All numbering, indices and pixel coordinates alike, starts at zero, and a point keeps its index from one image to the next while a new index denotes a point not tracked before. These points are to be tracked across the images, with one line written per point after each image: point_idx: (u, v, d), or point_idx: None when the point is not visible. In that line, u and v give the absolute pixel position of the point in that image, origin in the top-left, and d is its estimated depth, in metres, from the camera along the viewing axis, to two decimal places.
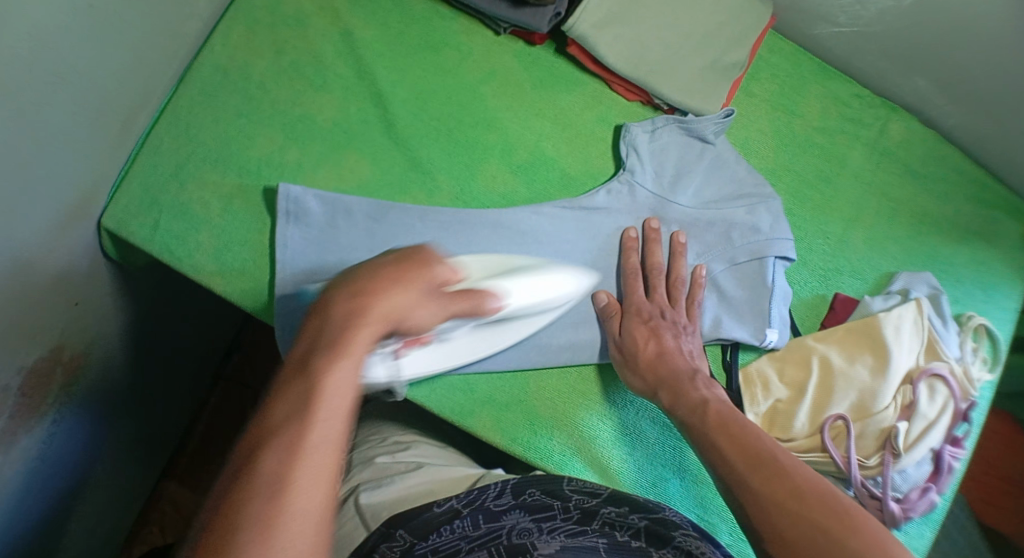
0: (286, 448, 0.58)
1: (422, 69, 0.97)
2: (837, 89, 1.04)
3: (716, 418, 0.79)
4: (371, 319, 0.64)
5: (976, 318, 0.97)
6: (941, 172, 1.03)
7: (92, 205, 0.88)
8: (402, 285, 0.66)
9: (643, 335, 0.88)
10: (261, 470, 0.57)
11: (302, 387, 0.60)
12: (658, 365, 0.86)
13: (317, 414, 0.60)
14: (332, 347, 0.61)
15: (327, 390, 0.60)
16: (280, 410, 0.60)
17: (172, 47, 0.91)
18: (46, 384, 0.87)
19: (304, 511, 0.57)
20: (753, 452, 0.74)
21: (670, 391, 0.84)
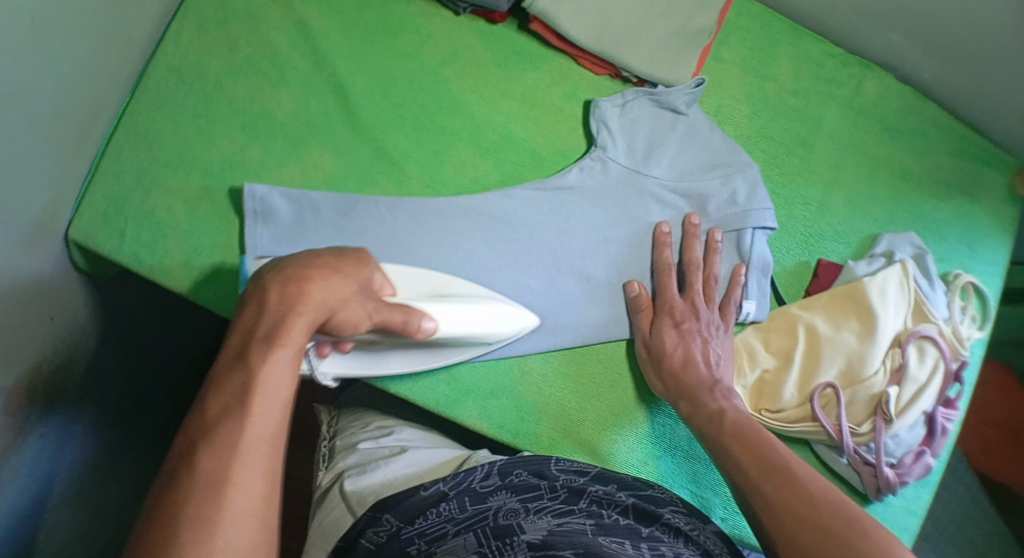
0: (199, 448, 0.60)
1: (381, 55, 0.94)
2: (810, 49, 1.01)
3: (726, 424, 0.81)
4: (304, 308, 0.67)
5: (963, 275, 0.95)
6: (920, 127, 1.01)
7: (55, 219, 0.86)
8: (340, 278, 0.70)
9: (672, 338, 0.87)
10: (202, 467, 0.58)
11: (210, 403, 0.62)
12: (682, 370, 0.86)
13: (201, 420, 0.61)
14: (243, 355, 0.64)
15: (220, 393, 0.62)
16: (215, 406, 0.62)
17: (122, 50, 0.89)
18: (28, 401, 0.86)
19: (239, 502, 0.58)
20: (767, 456, 0.76)
21: (688, 398, 0.85)
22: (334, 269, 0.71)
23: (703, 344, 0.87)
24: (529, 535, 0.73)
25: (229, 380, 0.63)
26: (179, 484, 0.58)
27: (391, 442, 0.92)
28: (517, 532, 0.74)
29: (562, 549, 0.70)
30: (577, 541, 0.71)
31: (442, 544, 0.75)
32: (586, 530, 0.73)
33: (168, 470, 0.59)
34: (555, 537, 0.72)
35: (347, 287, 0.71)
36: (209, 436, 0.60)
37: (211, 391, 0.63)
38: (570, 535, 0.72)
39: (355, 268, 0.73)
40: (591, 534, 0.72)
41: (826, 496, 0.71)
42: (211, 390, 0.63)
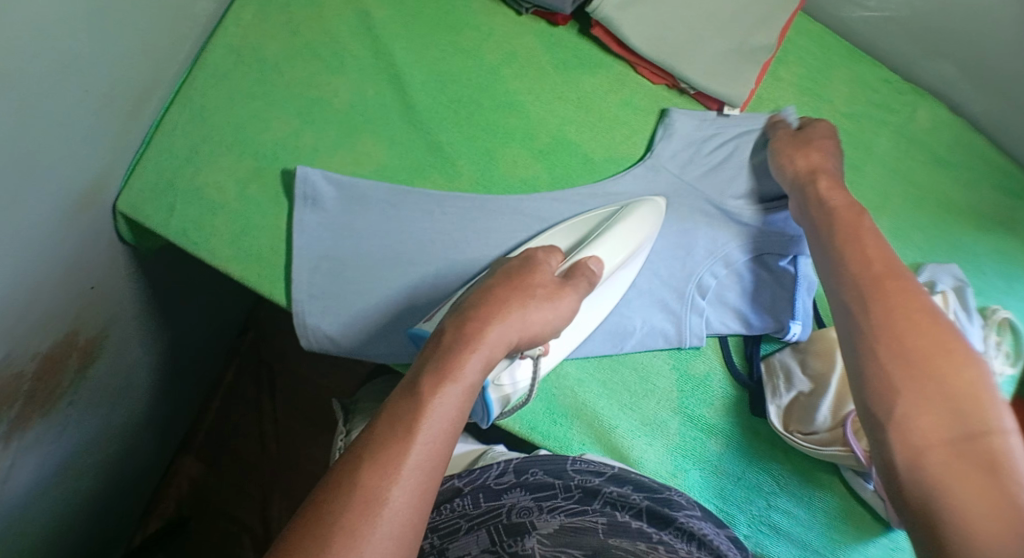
0: (321, 508, 0.61)
1: (440, 48, 0.94)
2: (866, 74, 1.01)
3: (907, 314, 0.71)
4: (481, 352, 0.71)
5: (1000, 312, 0.95)
6: (969, 161, 1.01)
7: (105, 190, 0.87)
8: (542, 302, 0.77)
9: (871, 243, 0.78)
10: (327, 548, 0.59)
11: (389, 445, 0.64)
12: (890, 269, 0.75)
13: (392, 485, 0.62)
14: (407, 421, 0.65)
15: (389, 454, 0.63)
16: (383, 471, 0.62)
17: (185, 25, 0.89)
18: (60, 366, 0.87)
19: (401, 532, 0.61)
20: (940, 370, 0.68)
21: (891, 300, 0.73)
22: (508, 305, 0.75)
23: (839, 186, 0.84)
24: (539, 534, 0.77)
25: (387, 427, 0.65)
26: (293, 530, 0.60)
27: None
28: (529, 530, 0.78)
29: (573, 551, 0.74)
30: (586, 543, 0.75)
31: (454, 541, 0.80)
32: (596, 531, 0.77)
33: (306, 514, 0.61)
34: (566, 537, 0.76)
35: (504, 334, 0.73)
36: (365, 468, 0.63)
37: (380, 426, 0.65)
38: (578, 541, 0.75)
39: (534, 280, 0.78)
40: (601, 536, 0.76)
41: (979, 433, 0.64)
42: (369, 437, 0.65)
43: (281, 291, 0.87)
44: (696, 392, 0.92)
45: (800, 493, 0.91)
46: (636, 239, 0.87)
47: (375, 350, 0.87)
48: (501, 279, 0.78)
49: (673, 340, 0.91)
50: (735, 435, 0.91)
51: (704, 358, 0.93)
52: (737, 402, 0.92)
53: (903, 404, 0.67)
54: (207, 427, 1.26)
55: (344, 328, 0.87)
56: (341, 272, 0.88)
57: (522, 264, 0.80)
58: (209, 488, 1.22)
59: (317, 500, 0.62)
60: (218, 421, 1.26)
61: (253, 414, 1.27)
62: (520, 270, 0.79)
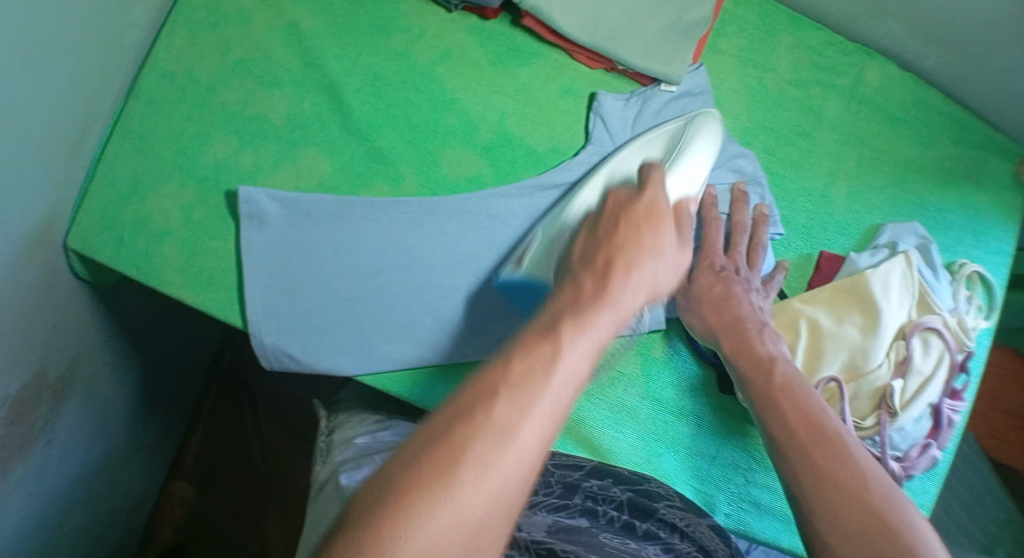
0: (507, 372, 0.57)
1: (373, 53, 0.93)
2: (809, 38, 0.99)
3: (831, 473, 0.70)
4: (656, 262, 0.69)
5: (969, 264, 0.94)
6: (923, 116, 0.98)
7: (53, 229, 0.86)
8: (659, 238, 0.71)
9: (792, 406, 0.77)
10: (495, 413, 0.55)
11: (581, 327, 0.61)
12: (815, 430, 0.74)
13: (581, 367, 0.59)
14: (599, 310, 0.63)
15: (583, 336, 0.60)
16: (574, 349, 0.59)
17: (116, 56, 0.88)
18: (32, 408, 0.87)
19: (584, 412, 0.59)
20: (871, 522, 0.65)
21: (819, 464, 0.71)
22: (644, 238, 0.70)
23: (753, 337, 0.84)
24: (529, 525, 0.75)
25: (583, 310, 0.62)
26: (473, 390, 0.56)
27: (387, 436, 0.89)
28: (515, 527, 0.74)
29: (570, 538, 0.72)
30: (577, 532, 0.74)
31: None
32: (584, 525, 0.76)
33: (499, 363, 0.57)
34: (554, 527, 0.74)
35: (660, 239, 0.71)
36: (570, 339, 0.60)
37: (572, 311, 0.62)
38: (566, 529, 0.74)
39: (660, 216, 0.73)
40: (589, 528, 0.76)
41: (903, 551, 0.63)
42: (563, 315, 0.62)
43: (236, 314, 0.87)
44: (663, 375, 0.91)
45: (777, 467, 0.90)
46: (708, 153, 0.87)
47: (336, 362, 0.86)
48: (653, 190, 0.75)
49: (634, 326, 0.90)
50: (707, 415, 0.90)
51: (667, 340, 0.92)
52: (706, 381, 0.91)
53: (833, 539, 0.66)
54: (194, 451, 1.25)
55: (303, 343, 0.86)
56: (294, 288, 0.87)
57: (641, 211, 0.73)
58: (202, 510, 1.22)
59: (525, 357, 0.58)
60: (204, 444, 1.26)
61: (239, 434, 1.27)
62: (637, 208, 0.73)
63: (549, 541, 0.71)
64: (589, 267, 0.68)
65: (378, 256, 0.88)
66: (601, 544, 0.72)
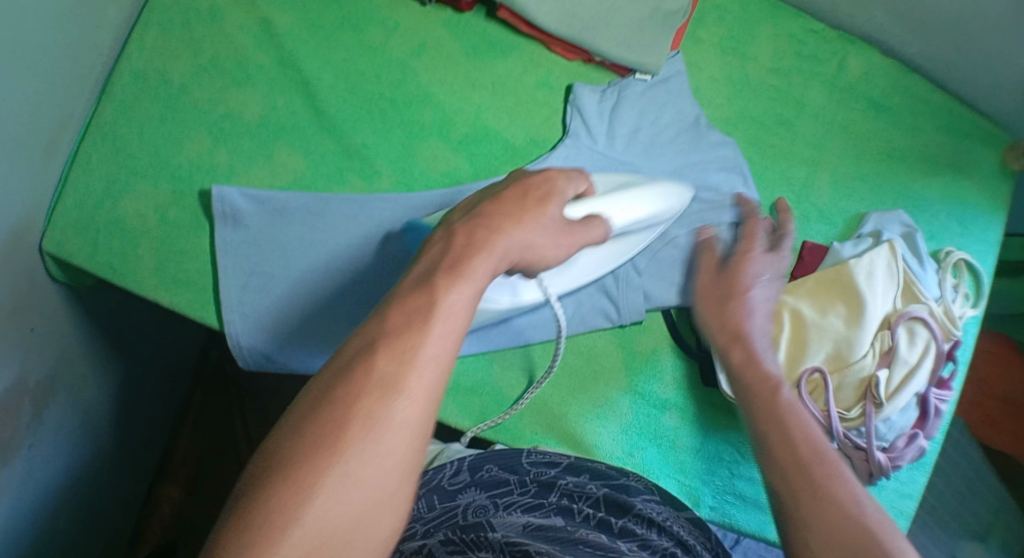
0: (309, 411, 0.52)
1: (347, 49, 0.92)
2: (790, 27, 0.98)
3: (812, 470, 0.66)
4: (489, 254, 0.61)
5: (956, 252, 0.93)
6: (907, 103, 0.97)
7: (28, 233, 0.85)
8: (518, 223, 0.64)
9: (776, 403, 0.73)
10: (303, 456, 0.51)
11: (398, 339, 0.55)
12: (813, 448, 0.67)
13: (400, 379, 0.53)
14: (421, 311, 0.56)
15: (399, 346, 0.54)
16: (389, 364, 0.54)
17: (88, 56, 0.87)
18: (13, 413, 0.86)
19: (401, 434, 0.53)
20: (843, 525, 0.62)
21: (793, 459, 0.67)
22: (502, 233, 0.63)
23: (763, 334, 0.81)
24: (501, 527, 0.72)
25: (400, 318, 0.56)
26: (275, 441, 0.52)
27: None
28: (488, 528, 0.72)
29: (543, 541, 0.69)
30: (547, 535, 0.70)
31: (409, 540, 0.73)
32: (557, 525, 0.73)
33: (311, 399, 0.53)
34: (526, 528, 0.72)
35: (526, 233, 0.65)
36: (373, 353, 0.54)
37: (385, 319, 0.56)
38: (540, 528, 0.72)
39: (538, 210, 0.67)
40: (564, 529, 0.72)
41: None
42: (377, 327, 0.56)
43: (213, 315, 0.86)
44: (643, 369, 0.90)
45: None
46: (654, 204, 0.83)
47: (312, 362, 0.85)
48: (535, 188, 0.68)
49: (614, 318, 0.90)
50: (690, 408, 0.90)
51: (650, 334, 0.91)
52: (688, 374, 0.91)
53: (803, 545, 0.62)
54: (180, 452, 1.25)
55: (279, 343, 0.86)
56: (268, 286, 0.86)
57: (513, 192, 0.67)
58: (190, 511, 1.22)
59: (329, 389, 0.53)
60: (191, 446, 1.25)
61: (225, 434, 1.26)
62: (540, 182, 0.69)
63: (523, 541, 0.68)
64: (426, 265, 0.60)
65: (287, 255, 0.86)
66: (571, 546, 0.69)
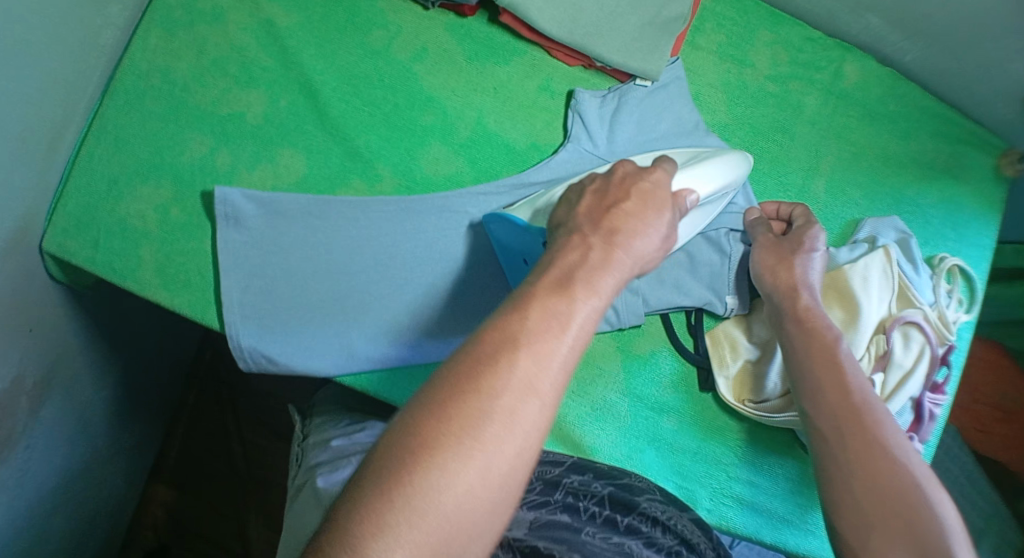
0: (447, 393, 0.55)
1: (351, 52, 0.93)
2: (788, 33, 0.99)
3: (872, 465, 0.71)
4: (613, 271, 0.64)
5: (949, 258, 0.94)
6: (903, 110, 0.98)
7: (29, 231, 0.85)
8: (647, 225, 0.68)
9: (834, 386, 0.77)
10: (444, 436, 0.54)
11: (535, 340, 0.58)
12: (879, 443, 0.72)
13: (536, 380, 0.57)
14: (559, 318, 0.59)
15: (536, 347, 0.58)
16: (527, 367, 0.57)
17: (91, 56, 0.87)
18: (10, 413, 0.86)
19: (530, 428, 0.56)
20: (908, 510, 0.67)
21: (854, 451, 0.73)
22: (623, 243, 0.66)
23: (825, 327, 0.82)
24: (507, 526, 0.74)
25: (538, 317, 0.59)
26: (415, 415, 0.55)
27: (365, 438, 0.88)
28: (495, 526, 0.74)
29: (554, 538, 0.70)
30: (561, 532, 0.72)
31: None
32: (569, 522, 0.74)
33: (448, 382, 0.56)
34: (535, 526, 0.73)
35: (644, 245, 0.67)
36: (511, 346, 0.57)
37: (523, 315, 0.59)
38: (548, 525, 0.73)
39: (647, 211, 0.69)
40: (576, 525, 0.74)
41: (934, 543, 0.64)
42: (517, 320, 0.58)
43: (213, 315, 0.87)
44: (643, 371, 0.91)
45: (758, 463, 0.90)
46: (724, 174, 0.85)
47: (318, 364, 0.86)
48: (634, 200, 0.70)
49: (614, 322, 0.90)
50: (687, 411, 0.91)
51: (648, 337, 0.92)
52: (686, 378, 0.91)
53: (873, 533, 0.67)
54: (175, 452, 1.24)
55: (281, 344, 0.86)
56: (272, 289, 0.86)
57: (634, 202, 0.69)
58: (183, 513, 1.22)
59: (464, 375, 0.56)
60: (184, 447, 1.25)
61: (221, 433, 1.26)
62: (633, 196, 0.70)
63: (530, 538, 0.71)
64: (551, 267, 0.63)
65: (340, 258, 0.87)
66: (589, 541, 0.71)
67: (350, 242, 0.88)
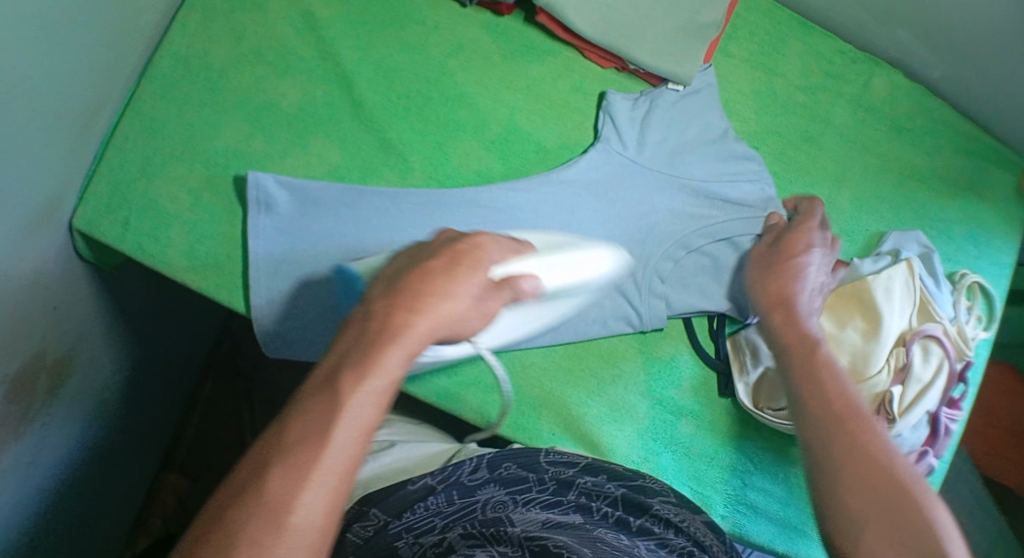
0: (205, 524, 0.55)
1: (387, 45, 0.94)
2: (819, 45, 1.00)
3: (858, 461, 0.68)
4: (405, 347, 0.62)
5: (969, 275, 0.95)
6: (929, 126, 0.99)
7: (61, 208, 0.86)
8: (456, 285, 0.66)
9: (816, 386, 0.75)
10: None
11: (293, 455, 0.57)
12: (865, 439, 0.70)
13: (291, 501, 0.56)
14: (323, 421, 0.58)
15: (297, 460, 0.57)
16: (280, 486, 0.56)
17: (132, 37, 0.89)
18: (32, 388, 0.86)
19: (304, 540, 0.56)
20: (902, 507, 0.64)
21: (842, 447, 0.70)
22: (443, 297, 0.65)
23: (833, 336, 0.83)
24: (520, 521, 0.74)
25: (299, 426, 0.58)
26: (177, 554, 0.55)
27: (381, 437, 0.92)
28: (509, 523, 0.73)
29: (568, 535, 0.71)
30: (573, 530, 0.72)
31: (430, 535, 0.74)
32: (580, 522, 0.75)
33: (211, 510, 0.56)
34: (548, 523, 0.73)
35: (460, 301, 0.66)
36: (274, 463, 0.57)
37: (284, 430, 0.59)
38: (561, 525, 0.73)
39: (465, 276, 0.67)
40: (587, 525, 0.74)
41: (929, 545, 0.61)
42: (276, 435, 0.59)
43: (241, 299, 0.87)
44: (663, 375, 0.92)
45: (774, 471, 0.91)
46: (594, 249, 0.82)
47: None
48: (449, 258, 0.68)
49: (636, 324, 0.91)
50: (705, 418, 0.91)
51: (670, 340, 0.93)
52: (705, 384, 0.92)
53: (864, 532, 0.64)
54: (188, 440, 1.25)
55: (307, 331, 0.87)
56: (299, 275, 0.87)
57: (441, 262, 0.67)
58: (192, 503, 1.22)
59: (240, 492, 0.56)
60: (198, 434, 1.26)
61: (234, 423, 1.27)
62: (442, 254, 0.68)
63: (542, 536, 0.70)
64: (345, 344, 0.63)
65: (308, 250, 0.88)
66: (602, 542, 0.71)
67: (318, 233, 0.88)
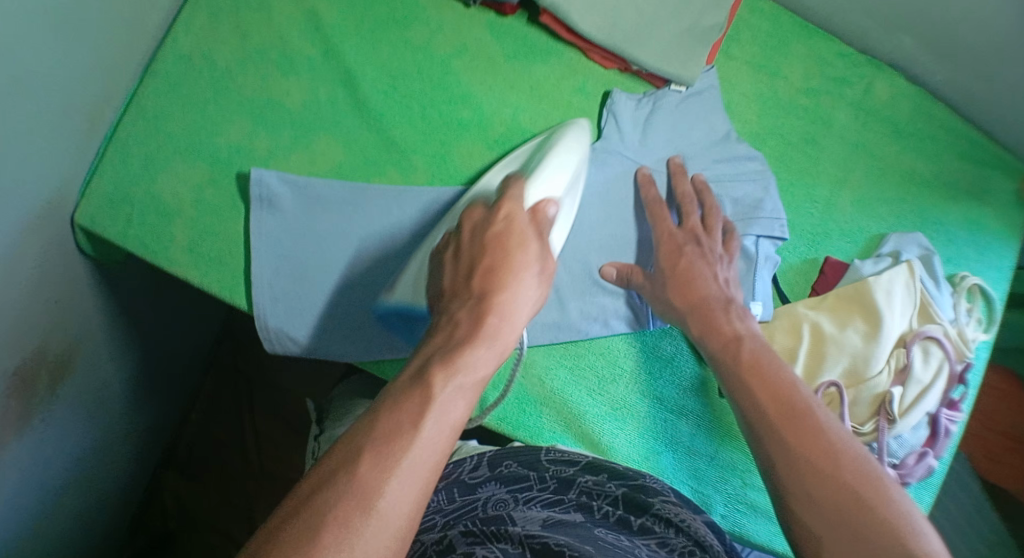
0: (288, 514, 0.55)
1: (391, 45, 0.94)
2: (820, 48, 1.01)
3: (810, 456, 0.68)
4: (488, 347, 0.65)
5: (970, 277, 0.95)
6: (930, 129, 1.00)
7: (64, 204, 0.86)
8: (523, 279, 0.68)
9: (761, 385, 0.75)
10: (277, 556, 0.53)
11: (378, 446, 0.58)
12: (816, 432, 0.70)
13: (378, 491, 0.56)
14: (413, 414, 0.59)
15: (386, 452, 0.57)
16: (370, 473, 0.56)
17: (136, 35, 0.89)
18: (31, 384, 0.86)
19: (389, 529, 0.55)
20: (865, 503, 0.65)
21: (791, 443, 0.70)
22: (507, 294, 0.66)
23: None
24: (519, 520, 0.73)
25: (389, 420, 0.59)
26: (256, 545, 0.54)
27: None
28: (508, 522, 0.73)
29: (566, 534, 0.70)
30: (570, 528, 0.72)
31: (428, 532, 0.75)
32: (578, 521, 0.74)
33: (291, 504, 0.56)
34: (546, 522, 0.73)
35: (525, 295, 0.68)
36: (360, 456, 0.57)
37: (370, 424, 0.59)
38: (560, 523, 0.73)
39: (519, 257, 0.68)
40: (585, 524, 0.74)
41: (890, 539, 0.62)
42: (365, 431, 0.59)
43: (243, 296, 0.87)
44: (664, 374, 0.92)
45: None
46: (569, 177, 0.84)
47: (341, 350, 0.87)
48: (498, 249, 0.69)
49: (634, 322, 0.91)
50: (706, 417, 0.91)
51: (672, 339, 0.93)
52: (706, 384, 0.92)
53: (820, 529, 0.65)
54: (188, 439, 1.25)
55: (308, 328, 0.87)
56: (302, 272, 0.87)
57: (497, 256, 0.68)
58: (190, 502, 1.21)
59: (325, 481, 0.56)
60: (198, 433, 1.26)
61: (234, 422, 1.27)
62: (493, 245, 0.69)
63: (543, 535, 0.69)
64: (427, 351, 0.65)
65: (326, 250, 0.88)
66: (599, 541, 0.70)
67: (333, 234, 0.88)
